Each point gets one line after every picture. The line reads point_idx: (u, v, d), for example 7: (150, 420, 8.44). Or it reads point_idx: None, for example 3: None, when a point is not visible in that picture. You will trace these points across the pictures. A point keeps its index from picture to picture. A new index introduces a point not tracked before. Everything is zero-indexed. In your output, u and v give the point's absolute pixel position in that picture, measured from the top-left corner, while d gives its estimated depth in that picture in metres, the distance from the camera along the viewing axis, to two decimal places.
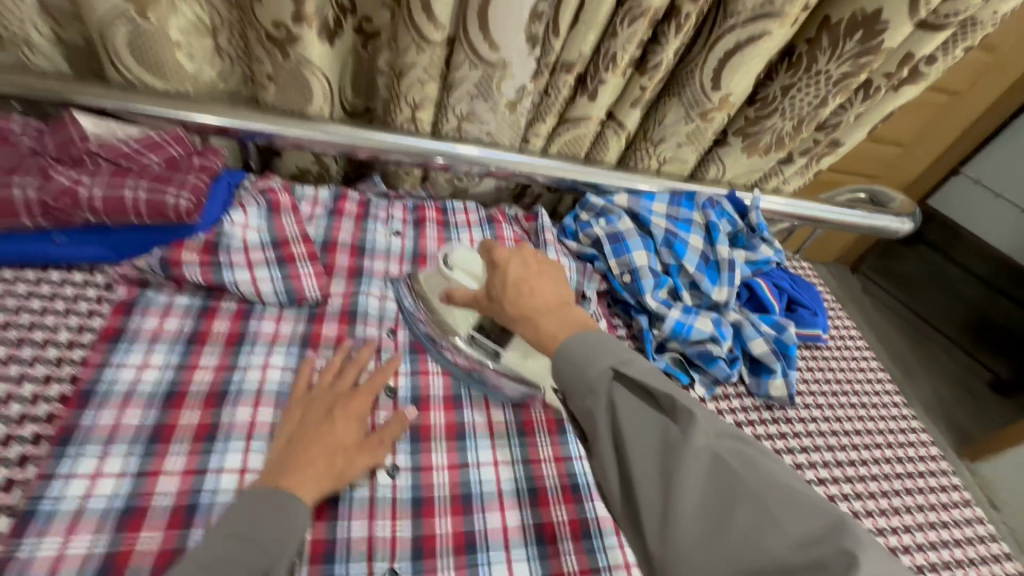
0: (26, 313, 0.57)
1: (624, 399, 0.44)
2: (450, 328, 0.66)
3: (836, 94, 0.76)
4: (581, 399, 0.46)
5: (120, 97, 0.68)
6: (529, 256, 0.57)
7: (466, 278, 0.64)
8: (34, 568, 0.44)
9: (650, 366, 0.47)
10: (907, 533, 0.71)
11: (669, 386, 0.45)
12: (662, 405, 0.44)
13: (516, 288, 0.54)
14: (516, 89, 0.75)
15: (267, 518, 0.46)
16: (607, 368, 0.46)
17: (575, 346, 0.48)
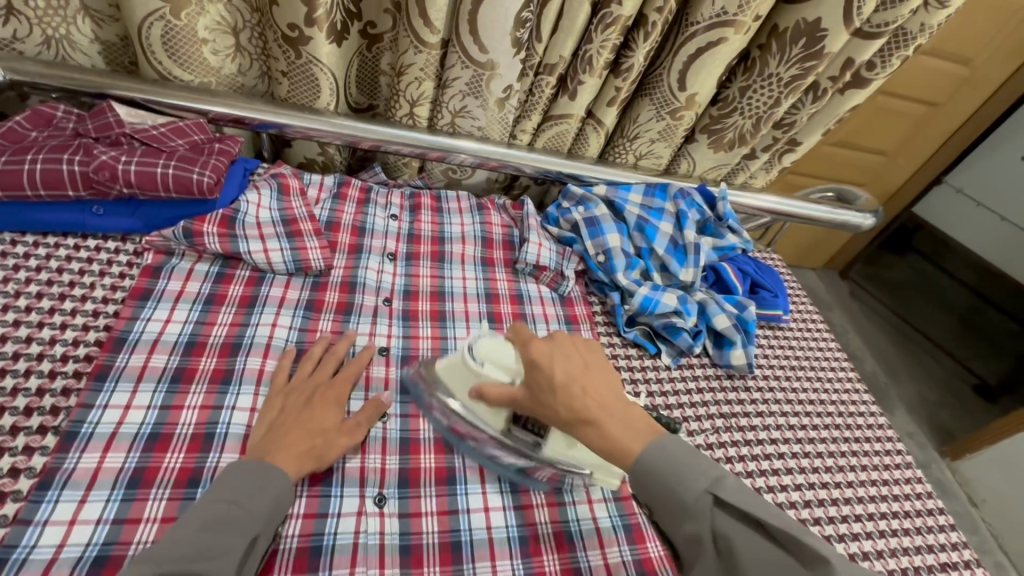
0: (67, 273, 0.66)
1: (732, 530, 0.45)
2: (481, 422, 0.60)
3: (788, 94, 0.86)
4: (684, 525, 0.47)
5: (151, 89, 0.77)
6: (566, 349, 0.56)
7: (499, 374, 0.58)
8: (76, 476, 0.51)
9: (748, 489, 0.47)
10: (853, 489, 0.77)
11: (783, 519, 0.45)
12: (778, 539, 0.44)
13: (567, 391, 0.52)
14: (504, 87, 0.84)
15: (258, 490, 0.50)
16: (706, 492, 0.47)
17: (659, 465, 0.48)
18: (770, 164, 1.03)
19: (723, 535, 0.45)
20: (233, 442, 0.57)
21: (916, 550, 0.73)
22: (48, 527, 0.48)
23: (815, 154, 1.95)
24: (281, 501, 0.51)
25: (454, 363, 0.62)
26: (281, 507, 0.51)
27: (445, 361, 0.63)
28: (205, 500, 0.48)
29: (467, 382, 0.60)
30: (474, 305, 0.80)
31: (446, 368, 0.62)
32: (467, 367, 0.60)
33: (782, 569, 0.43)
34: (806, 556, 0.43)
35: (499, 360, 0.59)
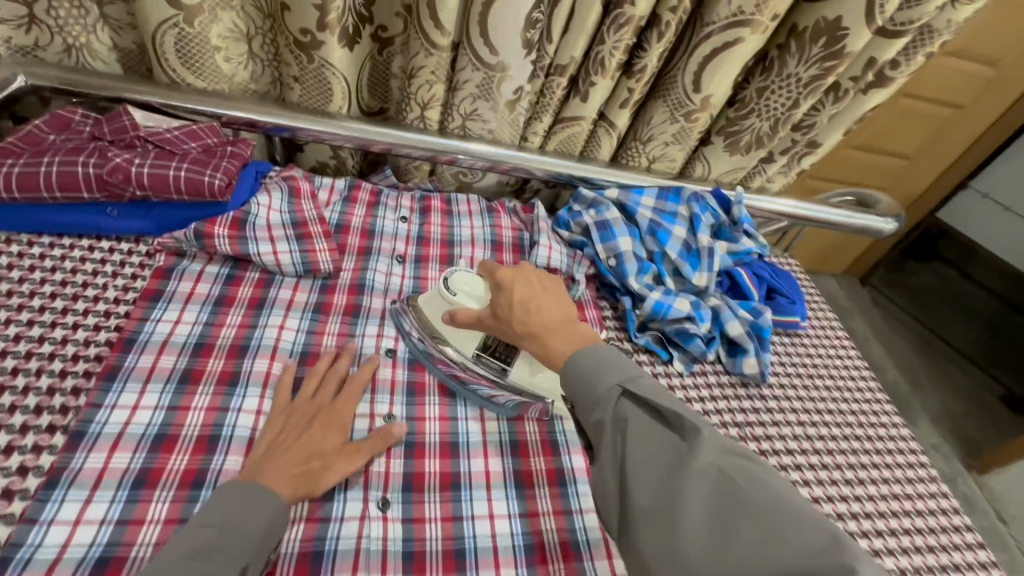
0: (81, 274, 0.67)
1: (630, 413, 0.48)
2: (457, 347, 0.67)
3: (807, 95, 0.84)
4: (591, 411, 0.50)
5: (166, 94, 0.79)
6: (528, 275, 0.61)
7: (471, 300, 0.65)
8: (83, 476, 0.51)
9: (655, 384, 0.51)
10: (873, 502, 0.74)
11: (675, 405, 0.49)
12: (669, 421, 0.47)
13: (523, 309, 0.58)
14: (515, 90, 0.83)
15: (249, 512, 0.48)
16: (617, 385, 0.50)
17: (582, 360, 0.53)
18: (788, 166, 1.01)
19: (624, 418, 0.48)
20: (238, 444, 0.57)
21: (941, 567, 0.70)
22: (53, 527, 0.48)
23: (835, 158, 1.91)
24: (273, 523, 0.49)
25: (432, 296, 0.70)
26: (274, 529, 0.49)
27: (426, 295, 0.71)
28: (195, 522, 0.47)
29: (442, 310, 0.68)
30: (480, 251, 0.87)
31: (424, 300, 0.70)
32: (441, 296, 0.67)
33: (663, 444, 0.47)
34: (689, 435, 0.47)
35: (468, 290, 0.66)
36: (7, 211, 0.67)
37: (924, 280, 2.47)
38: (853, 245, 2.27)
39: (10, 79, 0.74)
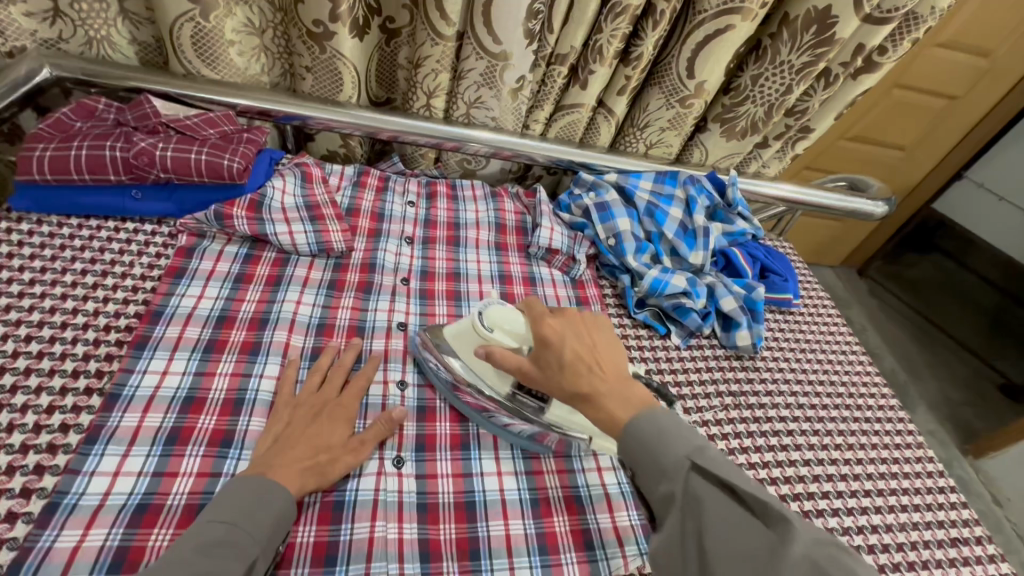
0: (109, 253, 0.71)
1: (702, 489, 0.47)
2: (487, 385, 0.64)
3: (800, 81, 0.87)
4: (657, 486, 0.49)
5: (183, 84, 0.82)
6: (578, 330, 0.59)
7: (508, 340, 0.61)
8: (120, 433, 0.55)
9: (723, 458, 0.50)
10: (862, 466, 0.77)
11: (750, 486, 0.47)
12: (744, 501, 0.46)
13: (573, 368, 0.56)
14: (517, 78, 0.87)
15: (259, 507, 0.49)
16: (683, 458, 0.49)
17: (644, 429, 0.52)
18: (782, 151, 1.05)
19: (694, 495, 0.47)
20: (261, 407, 0.61)
21: (926, 525, 0.73)
22: (94, 477, 0.51)
23: (831, 150, 1.95)
24: (285, 515, 0.50)
25: (464, 326, 0.66)
26: (284, 522, 0.50)
27: (456, 326, 0.67)
28: (205, 518, 0.47)
29: (473, 343, 0.64)
30: (485, 234, 0.90)
31: (453, 331, 0.66)
32: (476, 331, 0.63)
33: (743, 527, 0.45)
34: (765, 515, 0.45)
35: (508, 327, 0.62)
36: (39, 192, 0.71)
37: (921, 271, 2.50)
38: (850, 237, 2.30)
39: (35, 71, 0.78)
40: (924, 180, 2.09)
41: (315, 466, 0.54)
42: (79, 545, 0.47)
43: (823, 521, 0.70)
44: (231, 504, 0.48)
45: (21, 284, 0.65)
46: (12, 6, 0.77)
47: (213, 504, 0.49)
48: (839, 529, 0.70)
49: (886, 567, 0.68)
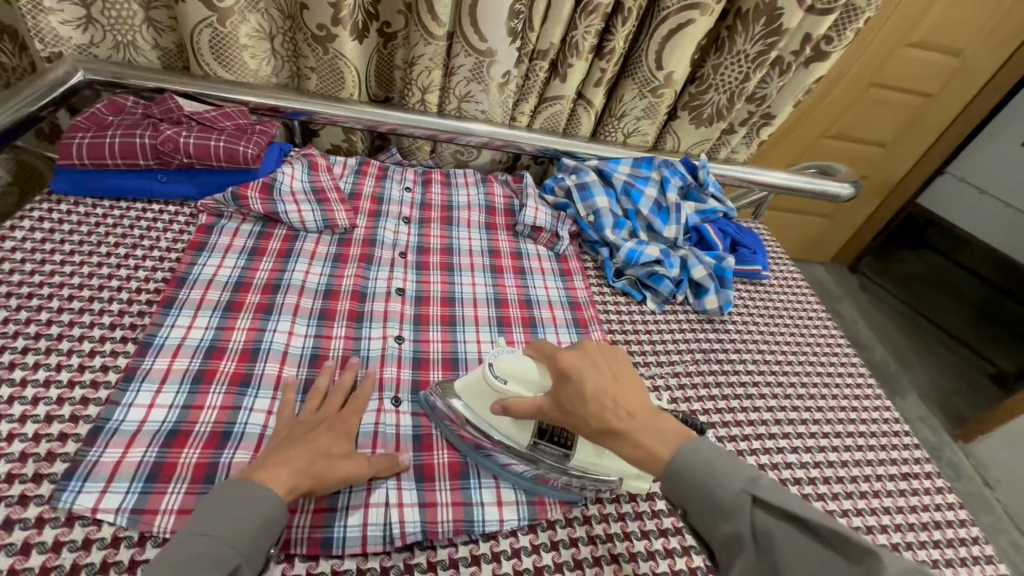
0: (139, 229, 0.80)
1: (772, 526, 0.44)
2: (509, 437, 0.61)
3: (756, 69, 0.96)
4: (719, 525, 0.46)
5: (202, 85, 0.92)
6: (596, 359, 0.57)
7: (523, 387, 0.60)
8: (154, 373, 0.62)
9: (785, 487, 0.46)
10: (822, 412, 0.84)
11: (822, 516, 0.43)
12: (822, 535, 0.42)
13: (598, 404, 0.53)
14: (502, 73, 0.95)
15: (240, 516, 0.47)
16: (743, 491, 0.46)
17: (691, 463, 0.48)
18: (750, 138, 1.13)
19: (763, 532, 0.44)
20: (275, 355, 0.68)
21: (880, 462, 0.79)
22: (132, 408, 0.59)
23: (815, 147, 2.00)
24: (269, 523, 0.48)
25: (474, 380, 0.63)
26: (269, 531, 0.48)
27: (465, 379, 0.64)
28: (182, 534, 0.46)
29: (489, 398, 0.62)
30: (476, 214, 0.98)
31: (464, 385, 0.64)
32: (489, 383, 0.61)
33: (822, 565, 0.41)
34: (853, 552, 0.41)
35: (520, 374, 0.60)
36: (78, 175, 0.81)
37: (911, 266, 2.56)
38: (838, 233, 2.36)
39: (70, 75, 0.88)
40: (906, 176, 2.16)
41: (309, 468, 0.53)
42: (120, 460, 0.55)
43: (783, 459, 0.76)
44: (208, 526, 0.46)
45: (63, 254, 0.74)
46: (51, 15, 0.86)
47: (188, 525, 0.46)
48: (798, 465, 0.76)
49: (840, 496, 0.73)
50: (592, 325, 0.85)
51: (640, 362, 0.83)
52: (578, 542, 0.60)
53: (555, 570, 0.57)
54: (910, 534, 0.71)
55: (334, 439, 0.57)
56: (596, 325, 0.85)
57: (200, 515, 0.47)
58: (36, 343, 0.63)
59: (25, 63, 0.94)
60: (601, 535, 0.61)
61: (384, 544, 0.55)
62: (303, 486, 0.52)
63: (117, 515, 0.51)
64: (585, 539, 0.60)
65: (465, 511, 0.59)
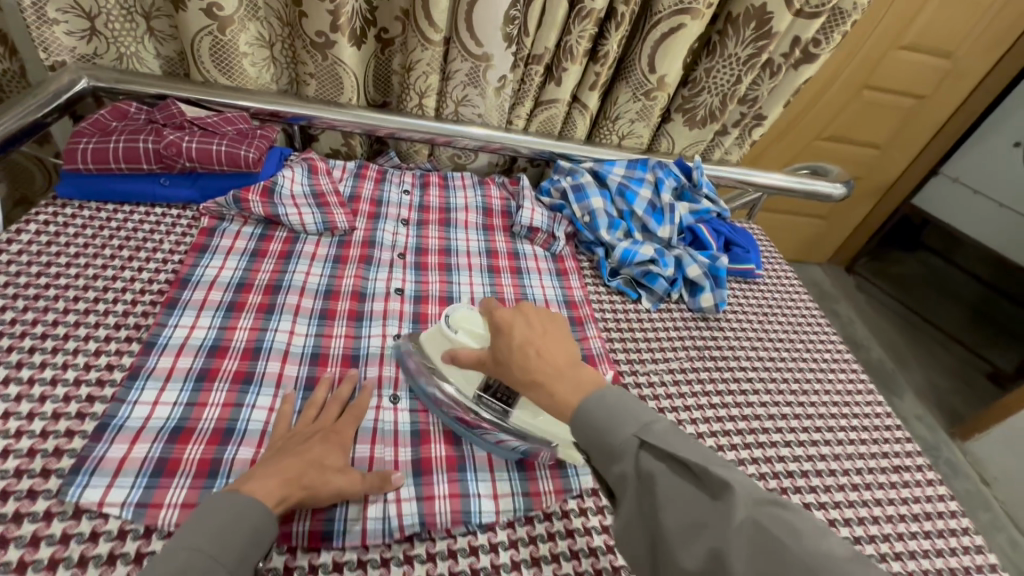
0: (143, 233, 0.81)
1: (654, 466, 0.46)
2: (458, 388, 0.66)
3: (747, 72, 0.98)
4: (610, 466, 0.48)
5: (202, 91, 0.93)
6: (528, 316, 0.60)
7: (469, 339, 0.65)
8: (157, 372, 0.64)
9: (671, 430, 0.49)
10: (815, 408, 0.85)
11: (701, 455, 0.46)
12: (696, 476, 0.44)
13: (521, 353, 0.56)
14: (499, 78, 0.97)
15: (231, 530, 0.48)
16: (632, 436, 0.48)
17: (593, 410, 0.50)
18: (742, 140, 1.15)
19: (646, 472, 0.46)
20: (277, 353, 0.69)
21: (871, 456, 0.80)
22: (137, 405, 0.60)
23: (809, 149, 2.02)
24: (260, 536, 0.49)
25: (434, 333, 0.69)
26: (259, 544, 0.49)
27: (428, 334, 0.70)
28: (176, 545, 0.46)
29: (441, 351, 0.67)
30: (474, 216, 1.00)
31: (427, 337, 0.70)
32: (443, 334, 0.67)
33: (692, 499, 0.44)
34: (719, 489, 0.43)
35: (470, 328, 0.66)
36: (83, 180, 0.82)
37: (908, 267, 2.57)
38: (835, 235, 2.38)
39: (75, 82, 0.89)
40: (900, 177, 2.18)
41: (307, 465, 0.54)
42: (126, 456, 0.56)
43: (776, 453, 0.77)
44: (196, 541, 0.46)
45: (68, 257, 0.75)
46: (55, 26, 0.88)
47: (178, 539, 0.47)
48: (790, 458, 0.77)
49: (832, 489, 0.74)
50: (588, 323, 0.86)
51: (635, 359, 0.85)
52: (575, 533, 0.61)
53: (551, 560, 0.59)
54: (899, 525, 0.72)
55: (328, 449, 0.57)
56: (592, 323, 0.86)
57: (189, 530, 0.47)
58: (43, 342, 0.64)
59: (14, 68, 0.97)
60: (597, 526, 0.62)
61: (384, 537, 0.56)
62: (295, 495, 0.53)
63: (123, 509, 0.52)
64: (581, 530, 0.62)
65: (462, 503, 0.60)
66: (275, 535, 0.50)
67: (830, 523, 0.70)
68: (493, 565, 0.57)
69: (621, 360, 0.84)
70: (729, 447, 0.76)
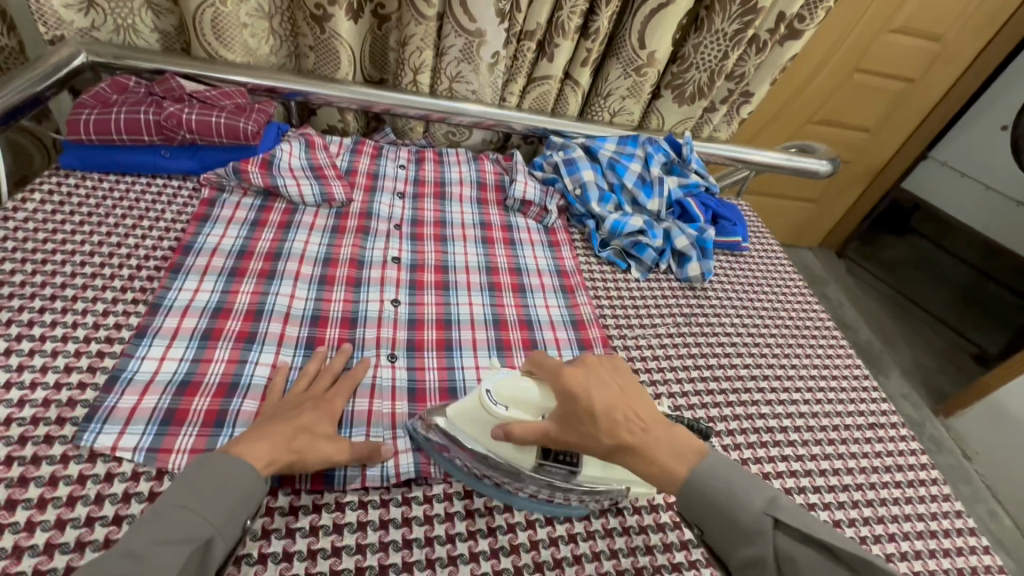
0: (145, 203, 0.83)
1: (793, 549, 0.48)
2: (511, 461, 0.59)
3: (734, 47, 1.01)
4: (742, 547, 0.50)
5: (200, 65, 0.94)
6: (600, 375, 0.57)
7: (523, 410, 0.58)
8: (163, 331, 0.66)
9: (797, 508, 0.52)
10: (796, 370, 0.88)
11: (837, 537, 0.48)
12: (837, 556, 0.47)
13: (609, 420, 0.53)
14: (492, 53, 0.99)
15: (218, 491, 0.47)
16: (763, 513, 0.50)
17: (713, 486, 0.52)
18: (730, 116, 1.18)
19: (785, 555, 0.48)
20: (278, 315, 0.72)
21: (848, 414, 0.84)
22: (146, 360, 0.63)
23: (801, 135, 2.03)
24: (248, 495, 0.49)
25: (469, 403, 0.61)
26: (246, 502, 0.49)
27: (458, 406, 0.61)
28: (164, 501, 0.46)
29: (486, 423, 0.59)
30: (468, 190, 1.02)
31: (457, 411, 0.61)
32: (486, 408, 0.59)
33: None
34: (864, 571, 0.46)
35: (521, 396, 0.58)
36: (85, 151, 0.84)
37: (899, 251, 2.58)
38: (826, 220, 2.40)
39: (74, 56, 0.89)
40: (890, 162, 2.19)
41: (307, 416, 0.57)
42: (136, 406, 0.59)
43: (757, 411, 0.80)
44: (183, 499, 0.46)
45: (72, 224, 0.77)
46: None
47: (166, 495, 0.47)
48: (771, 415, 0.80)
49: (810, 443, 0.78)
50: (579, 291, 0.90)
51: (624, 324, 0.88)
52: None
53: None
54: (873, 475, 0.76)
55: (317, 418, 0.58)
56: (583, 291, 0.90)
57: (176, 489, 0.47)
58: (52, 304, 0.67)
59: (12, 44, 0.97)
60: None
61: (383, 482, 0.59)
62: (283, 460, 0.53)
63: (135, 453, 0.55)
64: None
65: None
66: (263, 495, 0.50)
67: (807, 474, 0.74)
68: (487, 508, 0.61)
69: (610, 325, 0.87)
70: (712, 404, 0.79)
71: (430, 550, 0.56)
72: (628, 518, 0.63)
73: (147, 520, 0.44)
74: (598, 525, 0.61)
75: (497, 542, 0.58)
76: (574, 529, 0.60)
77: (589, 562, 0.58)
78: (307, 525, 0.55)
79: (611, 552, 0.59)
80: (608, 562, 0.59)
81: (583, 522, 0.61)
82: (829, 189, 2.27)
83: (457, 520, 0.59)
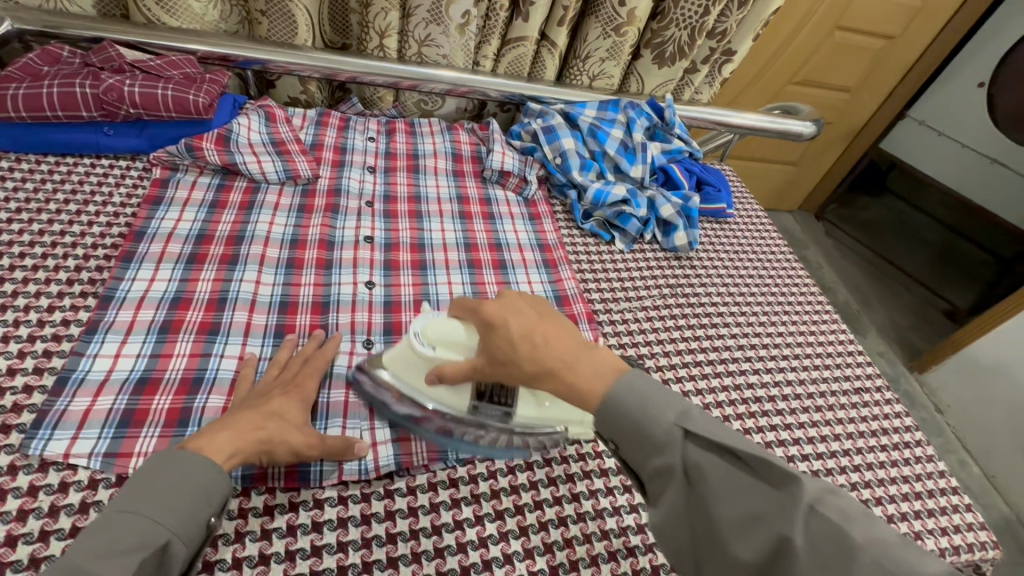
0: (89, 185, 0.77)
1: (702, 457, 0.41)
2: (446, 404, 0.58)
3: (715, 3, 0.96)
4: (651, 459, 0.43)
5: (141, 32, 0.85)
6: (520, 303, 0.53)
7: (453, 351, 0.57)
8: (116, 325, 0.61)
9: (714, 418, 0.44)
10: (783, 338, 0.87)
11: (749, 445, 0.41)
12: (750, 465, 0.40)
13: (529, 345, 0.49)
14: (462, 13, 0.92)
15: (172, 492, 0.44)
16: (674, 425, 0.43)
17: (625, 399, 0.44)
18: (712, 78, 1.15)
19: (695, 466, 0.41)
20: (243, 304, 0.67)
21: (834, 379, 0.83)
22: (98, 358, 0.58)
23: (782, 95, 1.98)
24: (209, 492, 0.45)
25: (402, 349, 0.61)
26: (207, 499, 0.45)
27: (393, 351, 0.61)
28: (113, 508, 0.42)
29: (420, 367, 0.59)
30: (443, 162, 0.97)
31: (391, 358, 0.61)
32: (417, 352, 0.59)
33: (747, 489, 0.39)
34: (776, 478, 0.39)
35: (449, 339, 0.57)
36: (17, 130, 0.77)
37: (876, 213, 2.59)
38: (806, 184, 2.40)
39: None
40: (869, 122, 2.18)
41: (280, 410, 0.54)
42: (90, 408, 0.54)
43: (745, 380, 0.79)
44: (136, 502, 0.43)
45: (9, 212, 0.70)
46: None
47: (117, 499, 0.43)
48: (758, 384, 0.79)
49: (797, 410, 0.78)
50: (562, 265, 0.86)
51: (609, 298, 0.85)
52: (552, 462, 0.63)
53: (530, 488, 0.60)
54: (858, 440, 0.76)
55: (288, 408, 0.55)
56: (566, 265, 0.86)
57: (127, 493, 0.43)
58: None
59: None
60: (574, 455, 0.65)
61: (361, 475, 0.57)
62: (251, 457, 0.50)
63: (91, 460, 0.51)
64: (559, 459, 0.64)
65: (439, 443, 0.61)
66: (228, 489, 0.47)
67: (795, 442, 0.74)
68: (473, 495, 0.59)
69: (595, 300, 0.85)
70: (700, 376, 0.78)
71: (415, 543, 0.54)
72: (618, 498, 0.61)
73: (97, 529, 0.41)
74: (588, 506, 0.60)
75: (485, 530, 0.56)
76: (563, 511, 0.59)
77: (580, 545, 0.57)
78: (284, 525, 0.53)
79: (602, 533, 0.58)
80: (599, 543, 0.57)
81: (573, 504, 0.60)
82: (809, 152, 2.25)
83: (443, 509, 0.57)
